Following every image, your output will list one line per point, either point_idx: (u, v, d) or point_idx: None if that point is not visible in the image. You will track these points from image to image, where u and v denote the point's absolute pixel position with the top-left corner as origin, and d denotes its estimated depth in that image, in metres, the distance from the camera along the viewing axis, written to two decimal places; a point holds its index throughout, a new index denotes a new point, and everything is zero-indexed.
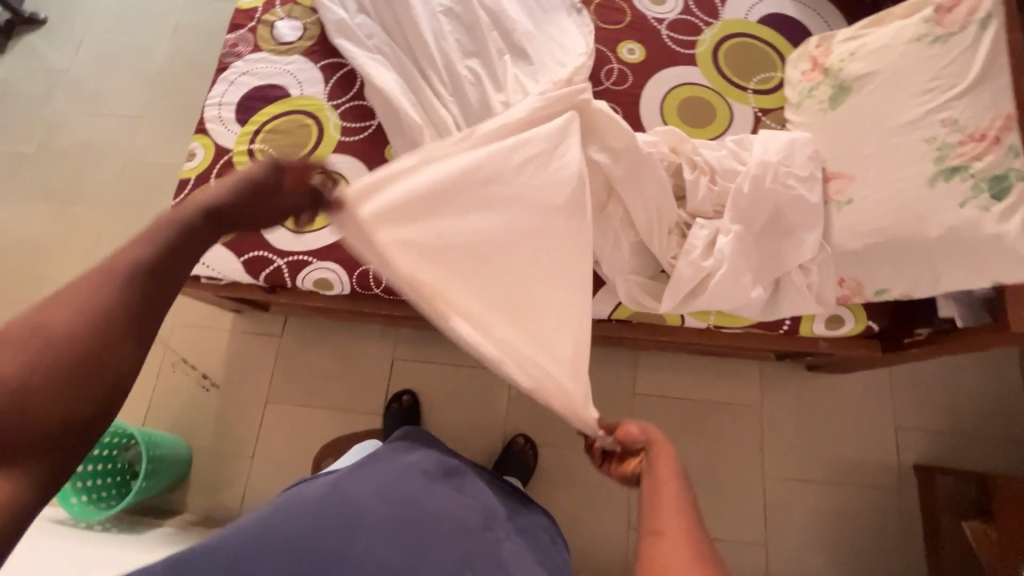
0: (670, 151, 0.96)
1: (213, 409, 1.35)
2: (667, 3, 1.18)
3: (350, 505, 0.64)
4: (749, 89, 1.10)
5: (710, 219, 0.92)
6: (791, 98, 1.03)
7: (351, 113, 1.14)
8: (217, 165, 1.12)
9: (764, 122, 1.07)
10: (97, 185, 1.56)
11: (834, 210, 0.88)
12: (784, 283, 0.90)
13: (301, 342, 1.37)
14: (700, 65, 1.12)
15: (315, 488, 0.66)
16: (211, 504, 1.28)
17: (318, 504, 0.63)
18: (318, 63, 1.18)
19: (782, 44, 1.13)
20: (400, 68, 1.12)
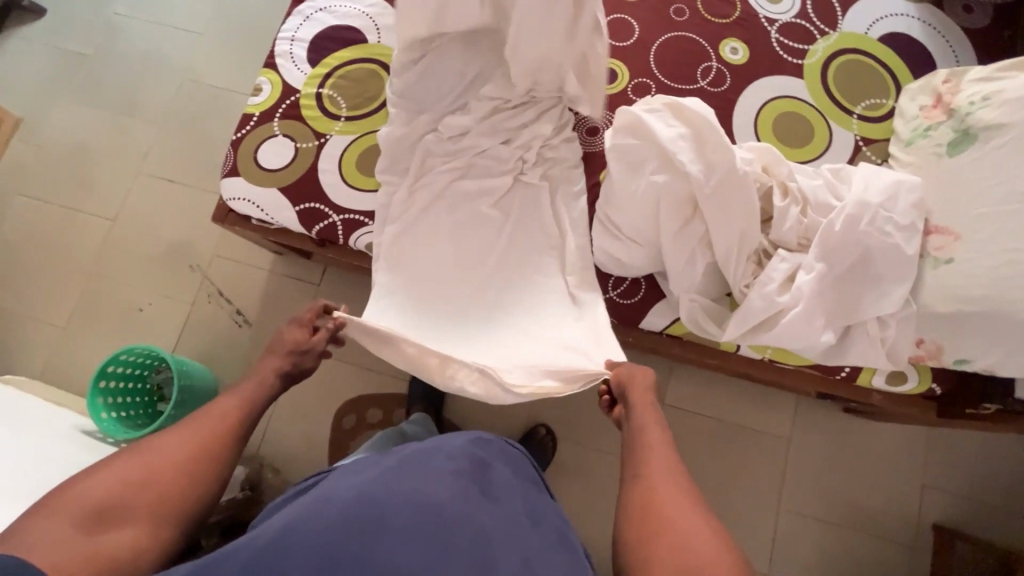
0: (763, 172, 0.90)
1: (244, 345, 1.36)
2: (783, 3, 1.08)
3: (376, 502, 0.55)
4: (854, 113, 1.02)
5: (792, 252, 0.87)
6: (899, 133, 0.95)
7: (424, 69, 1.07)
8: (282, 106, 1.07)
9: (864, 153, 1.00)
10: (151, 99, 1.52)
11: (929, 267, 0.82)
12: (855, 330, 0.86)
13: (337, 295, 1.36)
14: (806, 79, 1.04)
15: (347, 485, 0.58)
16: None
17: (351, 501, 0.55)
18: None
19: (901, 70, 1.04)
20: None
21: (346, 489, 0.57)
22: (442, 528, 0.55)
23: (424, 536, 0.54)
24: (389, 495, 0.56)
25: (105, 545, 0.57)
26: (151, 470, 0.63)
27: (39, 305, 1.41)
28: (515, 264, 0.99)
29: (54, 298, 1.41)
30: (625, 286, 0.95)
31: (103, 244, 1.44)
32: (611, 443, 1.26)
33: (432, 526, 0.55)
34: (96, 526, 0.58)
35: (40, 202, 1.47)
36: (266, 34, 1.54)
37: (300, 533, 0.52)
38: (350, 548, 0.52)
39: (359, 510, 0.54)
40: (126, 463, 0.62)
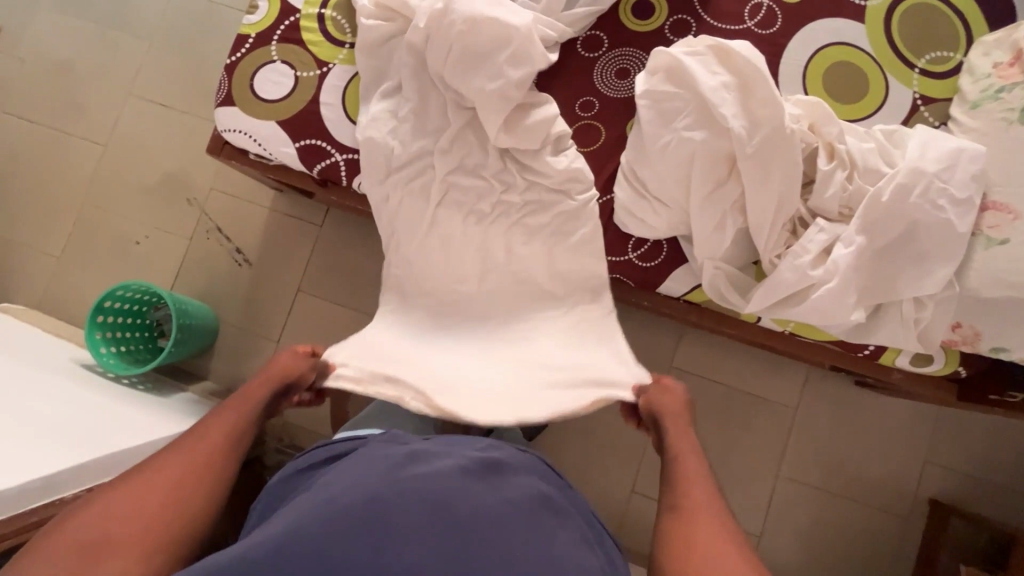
0: (810, 130, 0.81)
1: (245, 285, 1.32)
2: None
3: (373, 502, 0.55)
4: (916, 68, 0.91)
5: (832, 223, 0.80)
6: (965, 92, 0.85)
7: (455, 20, 0.85)
8: (281, 27, 0.97)
9: (922, 113, 0.90)
10: (140, 10, 1.40)
11: (981, 247, 0.76)
12: (889, 308, 0.81)
13: (341, 239, 1.31)
14: (867, 24, 0.92)
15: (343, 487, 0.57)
16: (233, 377, 1.31)
17: (351, 509, 0.54)
18: None
19: (976, 17, 0.91)
20: None
21: (348, 488, 0.57)
22: (454, 530, 0.53)
23: (429, 533, 0.53)
24: (392, 494, 0.55)
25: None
26: (135, 522, 0.57)
27: (32, 232, 1.36)
28: None
29: (48, 225, 1.36)
30: (647, 248, 0.90)
31: (95, 171, 1.37)
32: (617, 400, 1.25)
33: (444, 529, 0.53)
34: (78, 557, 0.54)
35: (26, 122, 1.39)
36: None
37: (290, 541, 0.52)
38: (357, 558, 0.51)
39: (361, 514, 0.54)
40: (95, 506, 0.57)
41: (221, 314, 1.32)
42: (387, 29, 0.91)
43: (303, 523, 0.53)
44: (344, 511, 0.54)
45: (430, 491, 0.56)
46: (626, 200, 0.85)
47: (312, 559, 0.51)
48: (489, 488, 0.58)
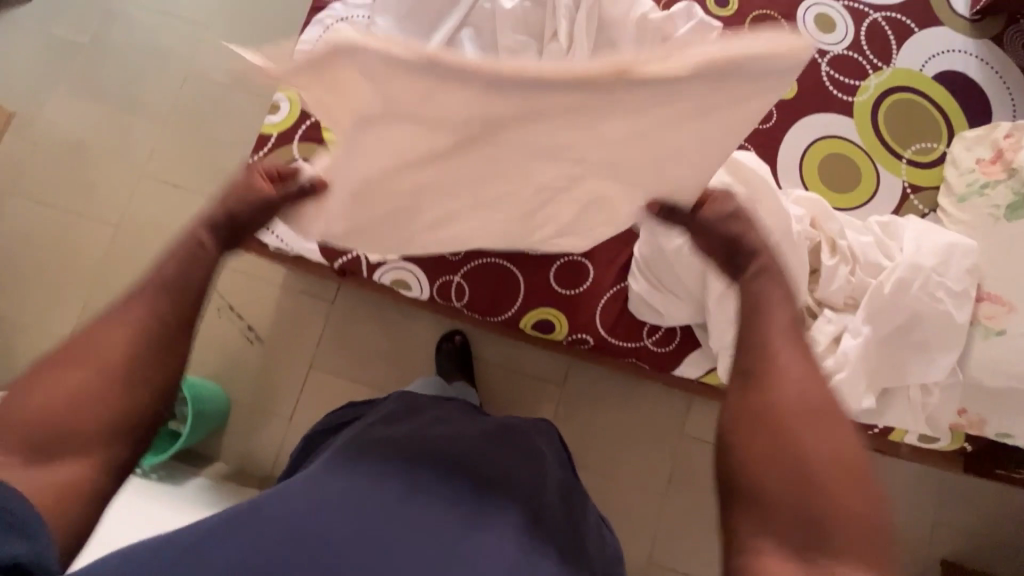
0: (812, 225, 0.86)
1: (256, 361, 1.33)
2: (837, 32, 1.03)
3: (411, 450, 0.64)
4: (903, 157, 0.98)
5: (838, 313, 0.84)
6: (952, 185, 0.91)
7: None
8: (303, 126, 1.01)
9: (912, 201, 0.96)
10: (154, 93, 1.44)
11: (979, 336, 0.80)
12: (897, 394, 0.85)
13: (353, 314, 1.33)
14: (855, 117, 0.99)
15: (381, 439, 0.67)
16: (244, 456, 1.30)
17: (392, 454, 0.63)
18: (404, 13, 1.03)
19: (954, 111, 0.99)
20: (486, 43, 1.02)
21: (386, 443, 0.65)
22: (475, 480, 0.63)
23: (456, 484, 0.61)
24: (422, 450, 0.64)
25: (53, 478, 0.49)
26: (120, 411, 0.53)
27: (40, 312, 1.36)
28: (548, 311, 0.96)
29: (56, 305, 1.36)
30: (661, 334, 0.93)
31: (106, 250, 1.38)
32: (631, 467, 1.26)
33: (465, 479, 0.62)
34: (32, 457, 0.49)
35: (37, 203, 1.40)
36: (278, 26, 1.45)
37: (338, 478, 0.60)
38: (391, 496, 0.59)
39: (399, 463, 0.62)
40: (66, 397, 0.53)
41: (232, 392, 1.32)
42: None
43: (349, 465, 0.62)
44: (387, 456, 0.63)
45: (460, 446, 0.66)
46: (642, 292, 0.89)
47: (358, 492, 0.59)
48: (500, 452, 0.69)
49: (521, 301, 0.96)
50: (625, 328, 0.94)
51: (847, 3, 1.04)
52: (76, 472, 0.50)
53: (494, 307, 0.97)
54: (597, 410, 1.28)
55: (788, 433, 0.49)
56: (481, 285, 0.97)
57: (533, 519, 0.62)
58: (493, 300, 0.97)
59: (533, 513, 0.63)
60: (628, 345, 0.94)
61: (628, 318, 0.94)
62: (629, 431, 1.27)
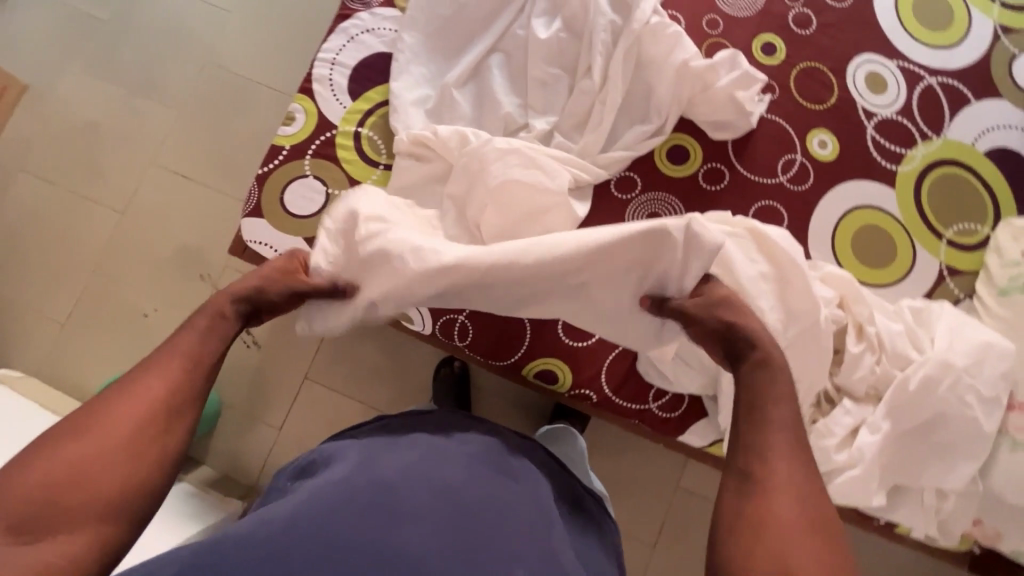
0: (840, 307, 0.81)
1: (251, 366, 1.30)
2: (888, 93, 0.97)
3: (389, 481, 0.57)
4: (944, 237, 0.92)
5: (857, 404, 0.79)
6: (993, 275, 0.87)
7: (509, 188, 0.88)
8: (316, 141, 0.97)
9: (948, 285, 0.91)
10: (171, 78, 1.40)
11: (1005, 446, 0.76)
12: (911, 494, 0.81)
13: (354, 327, 1.30)
14: (897, 188, 0.94)
15: (352, 468, 0.60)
16: (231, 461, 1.28)
17: (367, 487, 0.56)
18: (434, 33, 0.98)
19: (1004, 191, 0.93)
20: (515, 72, 0.97)
21: (358, 473, 0.58)
22: (462, 519, 0.55)
23: (440, 522, 0.54)
24: (403, 483, 0.57)
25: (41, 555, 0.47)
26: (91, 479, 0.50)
27: (38, 295, 1.34)
28: (552, 361, 0.91)
29: (55, 289, 1.34)
30: (667, 399, 0.89)
31: (109, 237, 1.35)
32: (622, 515, 1.23)
33: (450, 512, 0.55)
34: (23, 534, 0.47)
35: (43, 182, 1.37)
36: (304, 20, 1.41)
37: (300, 520, 0.52)
38: (362, 540, 0.51)
39: (373, 498, 0.55)
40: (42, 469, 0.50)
41: (223, 394, 1.30)
42: (426, 167, 0.91)
43: (314, 504, 0.54)
44: (361, 486, 0.56)
45: (446, 473, 0.59)
46: (652, 356, 0.85)
47: (326, 537, 0.51)
48: (498, 484, 0.61)
49: (525, 349, 0.92)
50: (631, 389, 0.90)
51: (902, 63, 0.97)
52: (72, 547, 0.48)
53: (496, 352, 0.93)
54: (593, 453, 1.25)
55: (770, 535, 0.51)
56: (486, 328, 0.93)
57: (529, 565, 0.54)
58: (497, 345, 0.93)
59: (529, 559, 0.55)
60: (631, 407, 0.90)
61: (634, 379, 0.90)
62: (623, 478, 1.24)
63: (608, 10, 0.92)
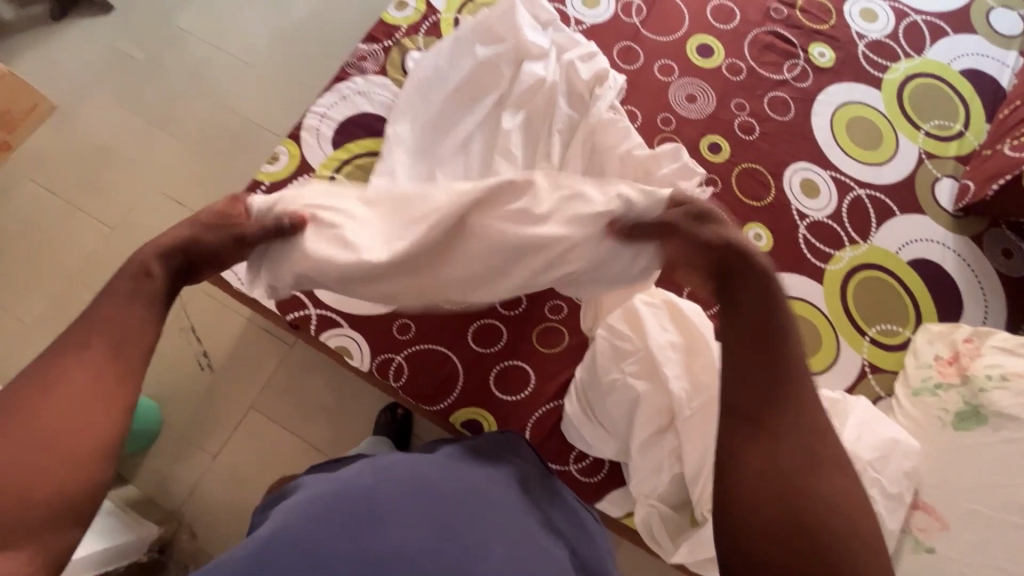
0: None
1: (201, 388, 1.31)
2: (821, 199, 1.05)
3: (363, 487, 0.58)
4: (867, 334, 0.96)
5: None
6: (908, 375, 0.89)
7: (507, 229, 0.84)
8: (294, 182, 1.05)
9: (869, 380, 0.94)
10: (187, 114, 1.54)
11: (908, 547, 0.76)
12: None
13: (309, 361, 1.32)
14: (825, 284, 0.99)
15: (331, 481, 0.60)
16: (157, 486, 1.25)
17: (342, 496, 0.56)
18: None
19: (924, 298, 0.99)
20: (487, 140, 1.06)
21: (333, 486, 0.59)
22: (434, 509, 0.56)
23: (417, 518, 0.55)
24: (378, 485, 0.58)
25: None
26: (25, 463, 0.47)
27: (15, 296, 1.38)
28: (480, 411, 0.93)
29: (33, 292, 1.39)
30: (588, 463, 0.90)
31: (94, 250, 1.42)
32: None
33: (429, 507, 0.56)
34: None
35: (47, 191, 1.47)
36: (316, 80, 1.57)
37: (278, 541, 0.52)
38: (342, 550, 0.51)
39: (348, 505, 0.55)
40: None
41: (167, 414, 1.30)
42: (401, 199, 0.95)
43: (291, 524, 0.54)
44: (336, 496, 0.57)
45: (422, 471, 0.61)
46: (573, 416, 0.87)
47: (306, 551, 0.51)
48: (471, 475, 0.63)
49: (457, 396, 0.95)
50: (554, 449, 0.91)
51: (834, 174, 1.07)
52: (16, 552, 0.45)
53: (428, 396, 0.95)
54: None
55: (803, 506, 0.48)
56: (421, 371, 0.96)
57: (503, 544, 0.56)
58: (429, 389, 0.95)
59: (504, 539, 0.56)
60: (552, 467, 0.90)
61: (557, 438, 0.91)
62: None
63: (566, 105, 1.04)
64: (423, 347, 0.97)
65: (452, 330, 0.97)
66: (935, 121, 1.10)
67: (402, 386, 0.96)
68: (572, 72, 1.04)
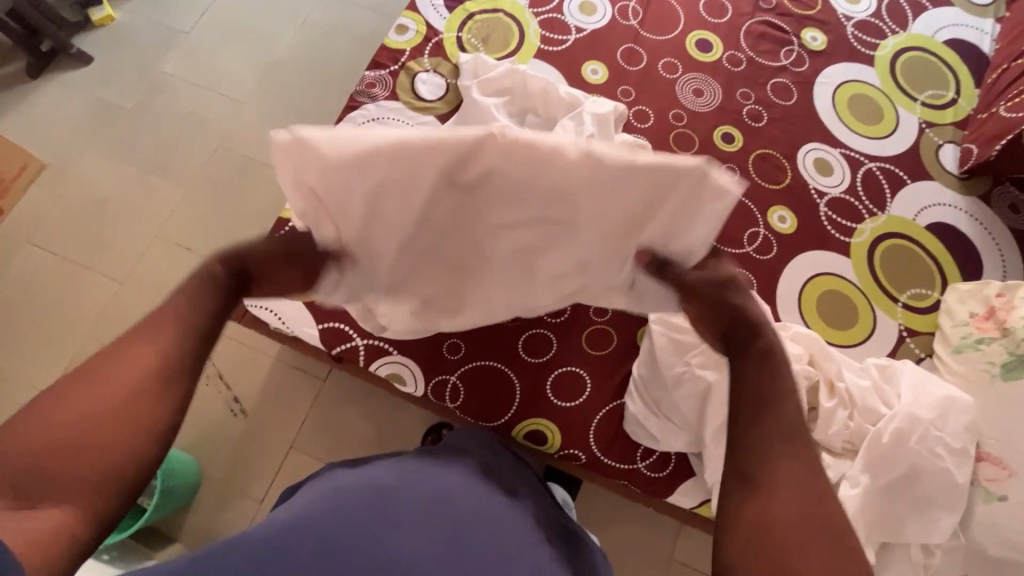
0: (811, 364, 0.86)
1: (236, 434, 1.28)
2: (835, 176, 1.09)
3: (393, 486, 0.65)
4: (899, 301, 1.00)
5: (836, 459, 0.82)
6: (947, 335, 0.93)
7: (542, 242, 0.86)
8: None
9: (908, 344, 0.98)
10: (184, 160, 1.51)
11: (980, 498, 0.79)
12: (898, 549, 0.82)
13: (344, 393, 1.31)
14: (853, 258, 1.03)
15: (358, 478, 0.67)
16: (204, 539, 1.22)
17: (370, 491, 0.64)
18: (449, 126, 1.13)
19: (946, 260, 1.03)
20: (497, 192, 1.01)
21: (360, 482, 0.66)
22: (448, 523, 0.63)
23: (433, 529, 0.61)
24: (400, 488, 0.65)
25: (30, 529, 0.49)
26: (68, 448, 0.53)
27: (27, 362, 1.34)
28: (543, 422, 0.94)
29: (45, 358, 1.34)
30: (655, 458, 0.91)
31: (105, 307, 1.38)
32: None
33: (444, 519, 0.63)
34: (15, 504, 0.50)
35: (48, 253, 1.42)
36: (312, 110, 1.56)
37: (305, 522, 0.59)
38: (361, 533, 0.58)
39: (378, 503, 0.62)
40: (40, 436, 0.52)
41: (204, 464, 1.27)
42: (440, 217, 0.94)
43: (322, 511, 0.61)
44: (369, 490, 0.64)
45: (445, 485, 0.68)
46: (638, 414, 0.90)
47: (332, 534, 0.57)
48: (483, 496, 0.70)
49: (517, 409, 0.95)
50: (621, 449, 0.92)
51: (844, 151, 1.11)
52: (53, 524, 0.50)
53: (488, 412, 0.95)
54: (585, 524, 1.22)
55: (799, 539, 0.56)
56: (477, 389, 0.96)
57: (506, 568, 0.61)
58: (488, 405, 0.95)
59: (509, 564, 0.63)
60: (621, 466, 0.91)
61: (623, 437, 0.92)
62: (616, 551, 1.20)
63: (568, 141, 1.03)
64: (476, 365, 0.97)
65: (502, 344, 0.98)
66: (928, 92, 1.16)
67: (460, 405, 0.96)
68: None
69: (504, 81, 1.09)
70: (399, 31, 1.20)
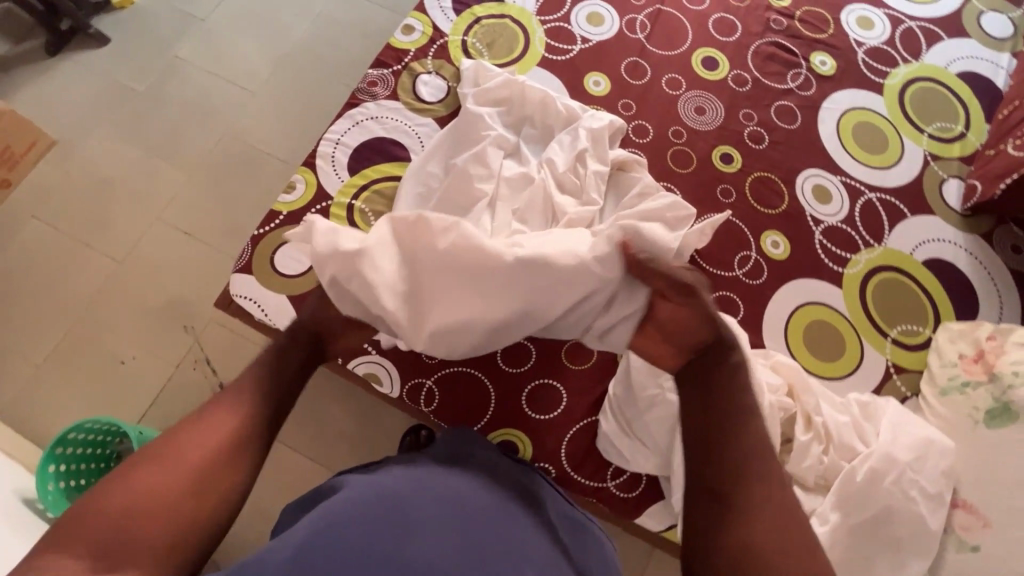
0: (789, 396, 0.84)
1: None
2: (833, 204, 1.07)
3: (405, 497, 0.64)
4: (889, 336, 0.98)
5: (807, 494, 0.81)
6: (934, 374, 0.91)
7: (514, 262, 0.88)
8: (312, 210, 1.05)
9: (894, 381, 0.96)
10: (190, 145, 1.53)
11: (952, 546, 0.77)
12: None
13: (327, 388, 1.31)
14: (844, 288, 1.01)
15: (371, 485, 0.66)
16: None
17: (383, 500, 0.63)
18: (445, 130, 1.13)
19: (941, 297, 1.01)
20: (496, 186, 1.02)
21: (371, 490, 0.65)
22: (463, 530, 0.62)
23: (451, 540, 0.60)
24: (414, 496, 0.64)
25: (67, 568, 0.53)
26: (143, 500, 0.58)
27: (23, 334, 1.36)
28: (515, 432, 0.93)
29: (40, 331, 1.36)
30: (625, 478, 0.90)
31: (102, 285, 1.40)
32: None
33: (457, 526, 0.62)
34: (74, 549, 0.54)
35: (52, 228, 1.45)
36: (319, 103, 1.57)
37: (325, 534, 0.58)
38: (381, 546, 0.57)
39: (390, 512, 0.61)
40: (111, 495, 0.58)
41: None
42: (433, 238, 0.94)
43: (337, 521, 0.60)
44: (380, 501, 0.63)
45: (456, 493, 0.67)
46: (611, 432, 0.89)
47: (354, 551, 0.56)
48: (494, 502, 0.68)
49: (490, 417, 0.94)
50: (591, 466, 0.91)
51: (845, 179, 1.09)
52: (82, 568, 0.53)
53: (461, 419, 0.95)
54: None
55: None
56: (452, 394, 0.95)
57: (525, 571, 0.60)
58: (462, 412, 0.95)
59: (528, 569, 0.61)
60: (590, 484, 0.90)
61: (594, 455, 0.91)
62: None
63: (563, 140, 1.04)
64: (453, 370, 0.96)
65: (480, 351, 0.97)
66: (936, 124, 1.14)
67: (434, 410, 0.95)
68: (553, 164, 1.01)
69: (501, 92, 1.09)
70: (405, 32, 1.20)
